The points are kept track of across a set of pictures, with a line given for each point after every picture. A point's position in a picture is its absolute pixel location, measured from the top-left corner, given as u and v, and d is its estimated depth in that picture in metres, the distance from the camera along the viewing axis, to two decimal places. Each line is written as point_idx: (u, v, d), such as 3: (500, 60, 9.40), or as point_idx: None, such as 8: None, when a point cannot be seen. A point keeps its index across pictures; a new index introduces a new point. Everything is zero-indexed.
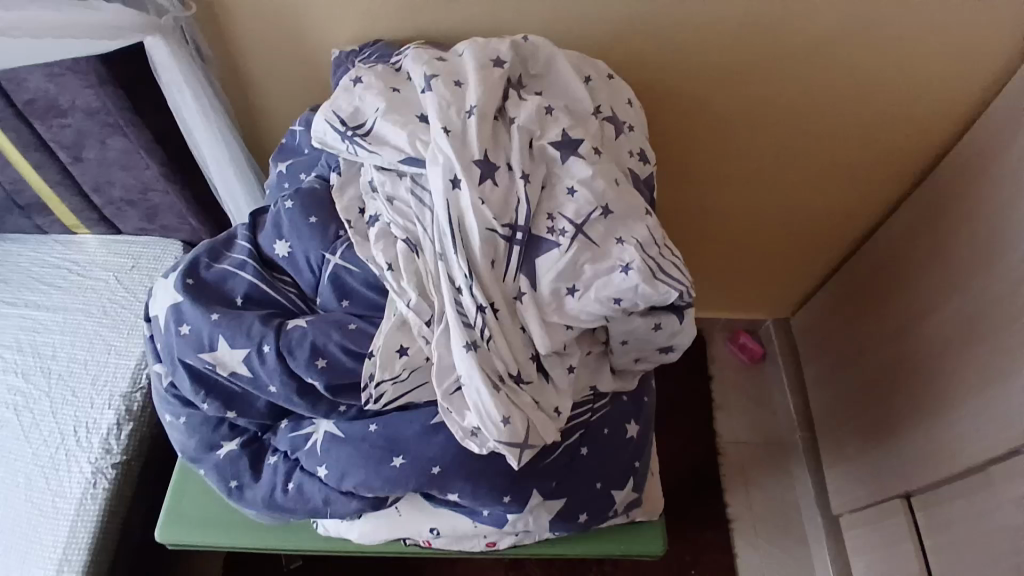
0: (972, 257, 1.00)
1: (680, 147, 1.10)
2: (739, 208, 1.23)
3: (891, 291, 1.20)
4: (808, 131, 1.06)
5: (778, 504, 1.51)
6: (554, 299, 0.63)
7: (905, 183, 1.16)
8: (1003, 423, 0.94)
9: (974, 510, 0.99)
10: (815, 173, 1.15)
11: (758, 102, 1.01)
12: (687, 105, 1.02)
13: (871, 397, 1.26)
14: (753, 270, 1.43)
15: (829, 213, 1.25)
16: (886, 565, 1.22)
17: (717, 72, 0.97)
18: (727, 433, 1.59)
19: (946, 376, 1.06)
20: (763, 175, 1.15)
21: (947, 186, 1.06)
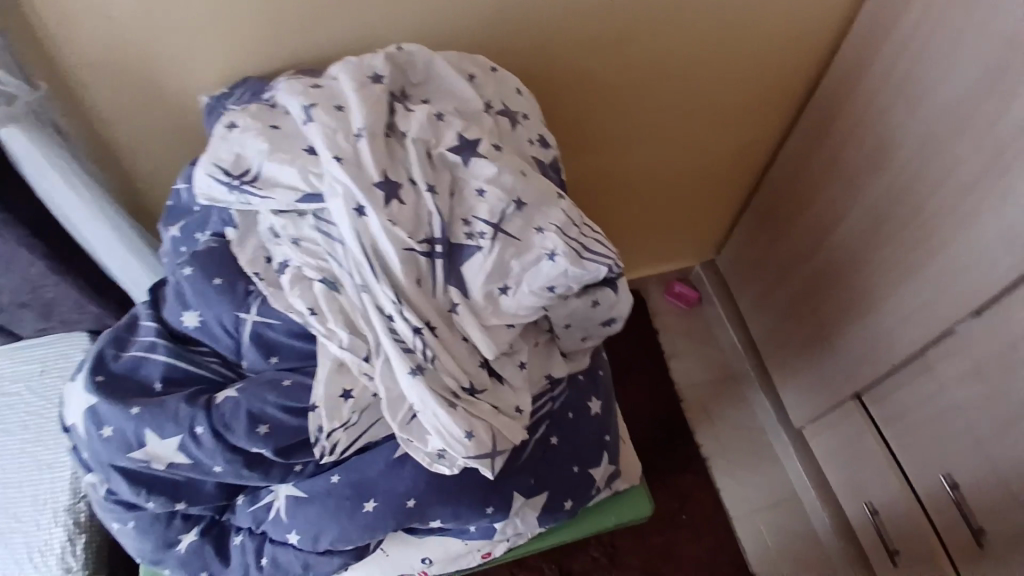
0: (865, 166, 1.07)
1: (579, 119, 1.10)
2: (646, 165, 1.26)
3: (799, 213, 1.26)
4: (697, 82, 1.10)
5: (746, 433, 1.58)
6: (489, 302, 0.62)
7: (790, 111, 1.23)
8: (925, 309, 1.02)
9: (922, 392, 1.08)
10: (709, 117, 1.18)
11: (646, 64, 1.04)
12: (577, 80, 1.03)
13: (802, 314, 1.33)
14: (672, 221, 1.47)
15: (729, 154, 1.30)
16: (850, 463, 1.30)
17: (600, 42, 0.98)
18: (684, 379, 1.65)
19: (863, 278, 1.14)
20: (663, 133, 1.19)
21: (829, 106, 1.12)
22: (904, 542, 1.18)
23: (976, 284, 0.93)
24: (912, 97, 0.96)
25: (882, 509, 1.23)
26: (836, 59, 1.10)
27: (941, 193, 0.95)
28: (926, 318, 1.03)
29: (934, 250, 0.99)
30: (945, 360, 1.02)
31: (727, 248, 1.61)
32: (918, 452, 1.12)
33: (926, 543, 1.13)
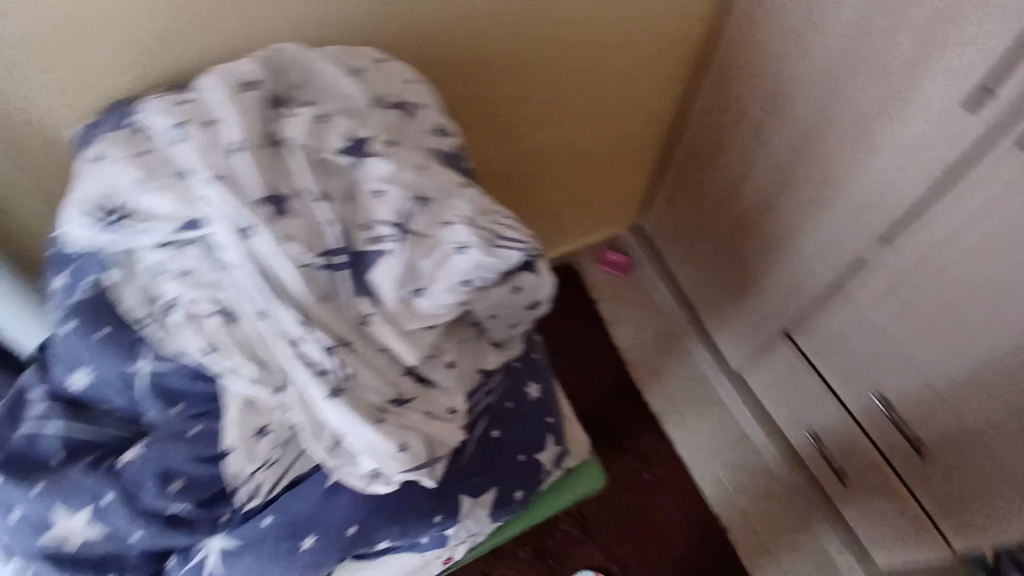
0: (767, 113, 1.10)
1: (483, 102, 1.07)
2: (558, 139, 1.24)
3: (711, 169, 1.30)
4: (597, 50, 1.08)
5: (693, 383, 1.63)
6: (404, 306, 0.59)
7: (693, 73, 1.24)
8: (837, 241, 1.07)
9: (845, 320, 1.13)
10: (613, 83, 1.18)
11: (545, 39, 1.01)
12: (476, 62, 0.99)
13: (728, 263, 1.37)
14: (593, 190, 1.47)
15: (639, 120, 1.31)
16: (791, 398, 1.36)
17: (495, 21, 0.94)
18: (627, 342, 1.69)
19: (778, 220, 1.17)
20: (575, 109, 1.18)
21: (728, 56, 1.14)
22: (848, 462, 1.25)
23: (878, 212, 0.98)
24: (802, 40, 0.98)
25: (824, 435, 1.30)
26: (729, 12, 1.11)
27: (836, 131, 0.99)
28: (838, 251, 1.07)
29: (838, 185, 1.02)
30: (861, 288, 1.07)
31: (651, 208, 1.63)
32: (848, 377, 1.18)
33: (867, 460, 1.20)
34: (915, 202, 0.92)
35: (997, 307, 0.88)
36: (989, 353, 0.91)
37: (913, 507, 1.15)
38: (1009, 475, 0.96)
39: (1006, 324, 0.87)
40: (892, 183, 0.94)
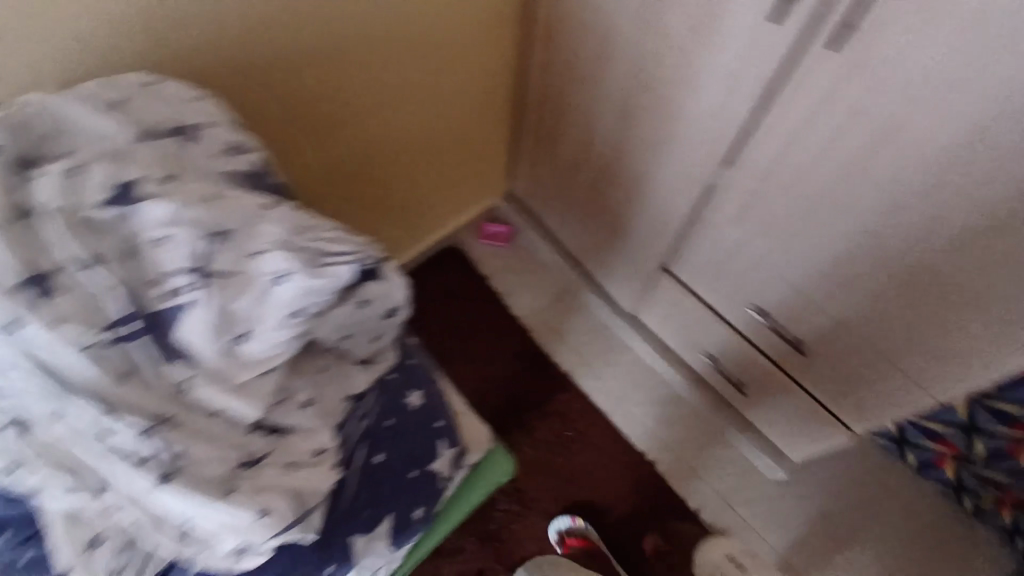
0: (597, 59, 1.10)
1: (304, 109, 0.99)
2: (398, 126, 1.19)
3: (561, 125, 1.31)
4: (413, 31, 1.02)
5: (594, 333, 1.66)
6: (231, 357, 0.54)
7: (517, 33, 1.24)
8: (685, 172, 1.10)
9: (709, 244, 1.17)
10: (440, 59, 1.12)
11: (353, 32, 0.94)
12: (283, 68, 0.91)
13: (596, 210, 1.40)
14: (448, 164, 1.44)
15: (475, 91, 1.29)
16: (683, 327, 1.41)
17: (290, 19, 0.85)
18: (522, 309, 1.70)
19: (630, 160, 1.19)
20: (408, 94, 1.14)
21: (548, 8, 1.13)
22: (744, 374, 1.32)
23: (710, 140, 1.01)
24: None
25: (718, 354, 1.36)
26: None
27: (657, 70, 1.01)
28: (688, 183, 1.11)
29: (675, 118, 1.04)
30: (715, 213, 1.11)
31: (515, 168, 1.63)
32: (725, 297, 1.23)
33: (759, 368, 1.27)
34: (738, 127, 0.95)
35: (830, 206, 0.92)
36: (835, 248, 0.97)
37: (805, 400, 1.23)
38: (874, 352, 1.03)
39: (841, 218, 0.93)
40: (715, 113, 0.97)
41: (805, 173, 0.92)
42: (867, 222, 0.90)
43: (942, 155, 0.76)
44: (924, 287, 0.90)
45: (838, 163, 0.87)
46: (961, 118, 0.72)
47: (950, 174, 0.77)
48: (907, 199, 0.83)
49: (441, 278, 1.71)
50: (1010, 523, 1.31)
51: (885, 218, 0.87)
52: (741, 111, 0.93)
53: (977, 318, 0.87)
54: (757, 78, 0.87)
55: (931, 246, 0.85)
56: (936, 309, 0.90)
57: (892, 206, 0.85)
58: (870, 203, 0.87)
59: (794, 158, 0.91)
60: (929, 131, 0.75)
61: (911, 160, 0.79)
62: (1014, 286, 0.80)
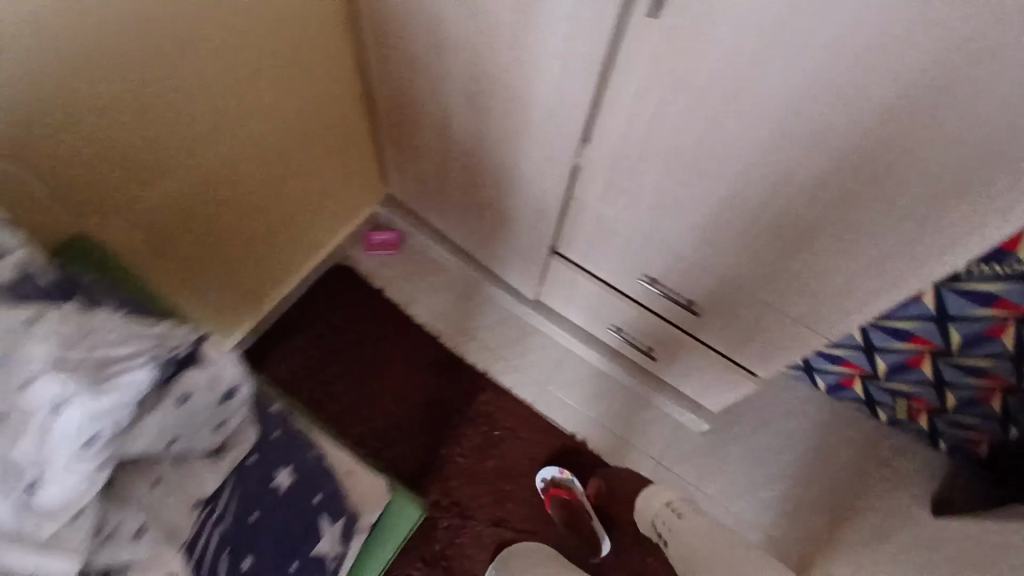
0: (433, 57, 1.03)
1: (116, 178, 0.91)
2: (235, 162, 1.12)
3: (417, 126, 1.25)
4: (219, 68, 0.94)
5: (504, 325, 1.63)
6: (22, 509, 0.46)
7: (346, 45, 1.16)
8: (548, 159, 1.06)
9: (589, 225, 1.15)
10: (260, 86, 1.05)
11: (147, 88, 0.85)
12: (73, 141, 0.81)
13: (476, 205, 1.35)
14: (310, 184, 1.37)
15: (314, 110, 1.21)
16: (585, 306, 1.40)
17: (61, 89, 0.75)
18: (427, 315, 1.65)
19: (494, 153, 1.14)
20: (234, 129, 1.06)
21: (371, 11, 1.04)
22: (650, 341, 1.32)
23: (556, 129, 0.99)
24: None
25: (621, 327, 1.35)
26: None
27: (489, 67, 0.97)
28: (551, 172, 1.08)
29: (524, 108, 1.00)
30: (585, 195, 1.08)
31: (389, 174, 1.55)
32: (615, 273, 1.22)
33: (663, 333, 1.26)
34: (577, 112, 0.93)
35: (688, 170, 0.91)
36: (702, 209, 0.96)
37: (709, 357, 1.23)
38: (761, 301, 1.04)
39: (698, 179, 0.92)
40: (551, 101, 0.94)
41: (655, 143, 0.90)
42: (728, 183, 0.89)
43: (762, 108, 0.76)
44: (787, 232, 0.90)
45: (679, 128, 0.85)
46: (767, 73, 0.72)
47: (775, 126, 0.77)
48: (748, 152, 0.83)
49: (339, 305, 1.65)
50: (926, 428, 1.38)
51: (742, 176, 0.87)
52: (574, 96, 0.91)
53: (845, 252, 0.86)
54: (579, 63, 0.85)
55: (784, 193, 0.85)
56: (805, 249, 0.90)
57: (746, 164, 0.85)
58: (720, 163, 0.87)
59: (639, 131, 0.89)
60: (746, 89, 0.75)
61: (739, 117, 0.79)
62: (863, 220, 0.81)
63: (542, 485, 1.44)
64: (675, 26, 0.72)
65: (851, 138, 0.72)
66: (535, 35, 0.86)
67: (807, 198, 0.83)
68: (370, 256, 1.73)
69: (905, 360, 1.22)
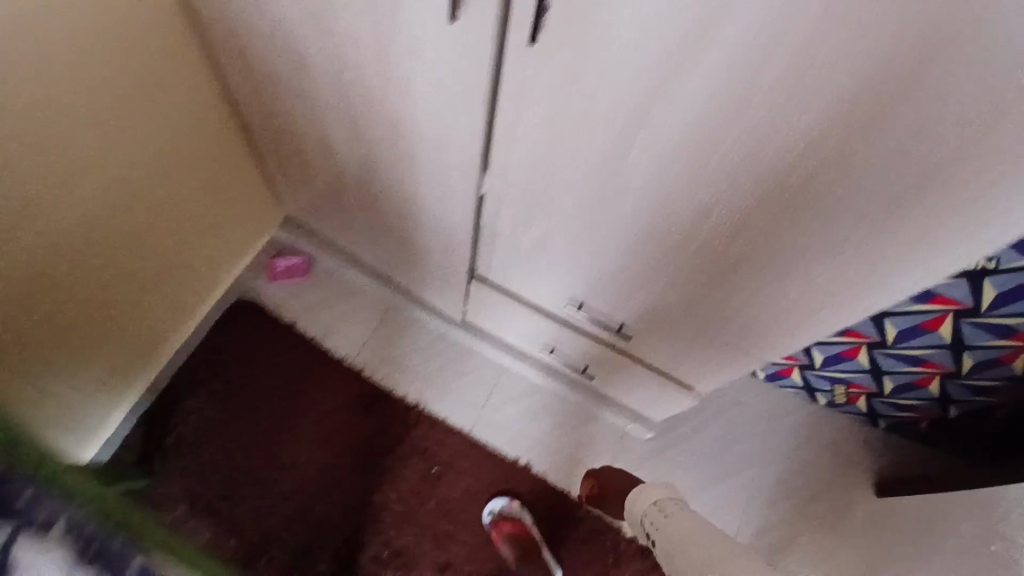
0: (302, 81, 0.89)
1: None
2: (83, 228, 0.96)
3: (300, 150, 1.10)
4: (26, 133, 0.79)
5: (432, 348, 1.51)
6: None
7: (194, 69, 0.99)
8: (447, 188, 0.93)
9: (505, 251, 1.03)
10: (94, 139, 0.89)
11: None
12: None
13: (382, 228, 1.21)
14: (189, 227, 1.21)
15: (171, 151, 1.05)
16: (512, 328, 1.29)
17: None
18: (346, 347, 1.51)
19: (391, 179, 1.01)
20: (72, 194, 0.90)
21: (221, 31, 0.89)
22: (585, 359, 1.23)
23: (449, 162, 0.87)
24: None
25: (554, 346, 1.26)
26: None
27: (363, 97, 0.84)
28: (454, 203, 0.96)
29: (409, 137, 0.87)
30: (495, 224, 0.97)
31: (285, 199, 1.39)
32: (540, 296, 1.12)
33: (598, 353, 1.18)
34: (467, 145, 0.81)
35: (600, 200, 0.81)
36: (621, 235, 0.86)
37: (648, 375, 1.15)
38: (695, 321, 0.96)
39: (612, 208, 0.81)
40: (437, 135, 0.82)
41: (561, 173, 0.79)
42: (646, 210, 0.79)
43: (668, 134, 0.66)
44: (713, 254, 0.81)
45: (583, 158, 0.74)
46: (668, 97, 0.62)
47: (685, 152, 0.68)
48: (661, 178, 0.73)
49: (247, 349, 1.51)
50: (865, 409, 1.37)
51: (663, 201, 0.76)
52: (459, 131, 0.79)
53: (780, 272, 0.78)
54: (458, 97, 0.73)
55: (705, 219, 0.76)
56: (735, 269, 0.82)
57: (665, 189, 0.74)
58: (633, 192, 0.77)
59: (539, 162, 0.79)
60: (648, 115, 0.65)
61: (645, 145, 0.69)
62: (791, 243, 0.73)
63: (488, 519, 1.38)
64: (557, 55, 0.62)
65: (772, 160, 0.64)
66: (403, 66, 0.74)
67: (731, 224, 0.75)
68: (277, 287, 1.56)
69: (841, 351, 1.18)
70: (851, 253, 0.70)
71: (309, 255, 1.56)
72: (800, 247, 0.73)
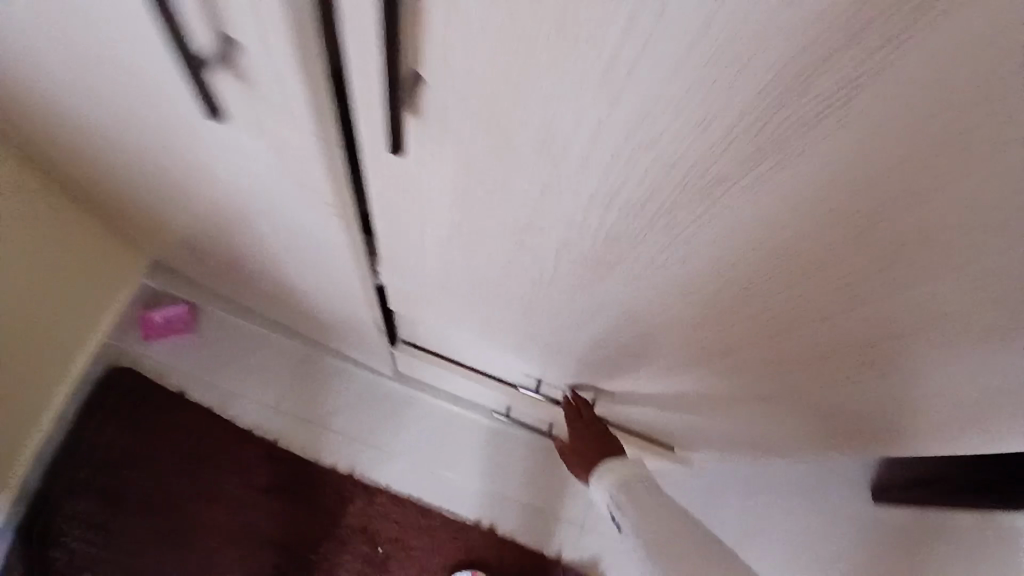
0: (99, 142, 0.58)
1: None
2: None
3: (133, 207, 0.78)
4: None
5: (363, 402, 1.25)
6: None
7: None
8: (327, 275, 0.65)
9: (430, 325, 0.77)
10: None
11: None
12: None
13: (270, 293, 0.92)
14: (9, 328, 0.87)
15: None
16: (455, 385, 1.04)
17: None
18: (255, 416, 1.23)
19: (260, 253, 0.72)
20: None
21: None
22: (547, 420, 1.00)
23: (327, 256, 0.59)
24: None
25: (508, 406, 1.02)
26: None
27: (182, 166, 0.54)
28: (346, 291, 0.68)
29: (261, 218, 0.58)
30: (410, 303, 0.71)
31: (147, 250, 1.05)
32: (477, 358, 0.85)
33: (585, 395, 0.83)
34: (345, 238, 0.53)
35: (547, 299, 0.56)
36: (581, 332, 0.61)
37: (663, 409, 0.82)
38: (687, 404, 0.73)
39: (563, 308, 0.56)
40: (299, 227, 0.54)
41: (490, 267, 0.52)
42: (625, 313, 0.53)
43: (632, 252, 0.43)
44: (713, 364, 0.58)
45: (516, 260, 0.49)
46: (626, 213, 0.38)
47: (660, 273, 0.44)
48: (632, 293, 0.49)
49: (134, 433, 1.20)
50: None
51: (645, 310, 0.51)
52: (328, 226, 0.51)
53: (807, 386, 0.55)
54: (307, 192, 0.46)
55: (698, 337, 0.52)
56: (742, 377, 0.58)
57: (652, 299, 0.48)
58: (599, 294, 0.51)
59: (454, 258, 0.53)
60: (598, 231, 0.41)
61: (601, 258, 0.45)
62: (821, 367, 0.51)
63: None
64: (455, 144, 0.37)
65: (802, 297, 0.40)
66: (219, 141, 0.44)
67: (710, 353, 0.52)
68: (159, 349, 1.25)
69: None
70: (895, 387, 0.49)
71: (196, 304, 1.23)
72: (841, 370, 0.50)
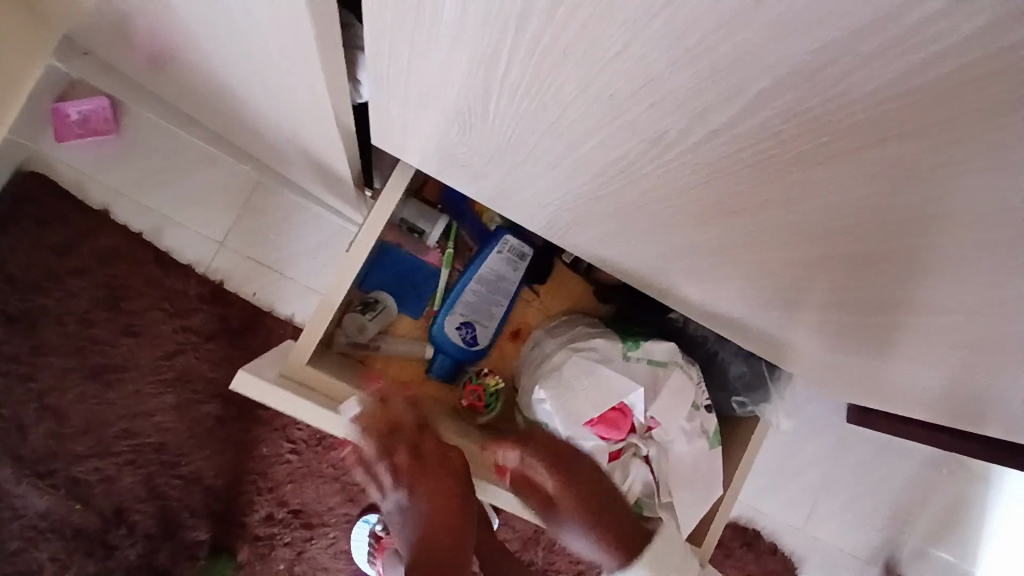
0: None
1: None
2: None
3: None
4: None
5: (326, 250, 1.05)
6: None
7: None
8: (278, 75, 0.41)
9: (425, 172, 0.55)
10: None
11: None
12: None
13: (205, 94, 0.67)
14: None
15: None
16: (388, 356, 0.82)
17: None
18: (195, 249, 1.03)
19: (175, 29, 0.47)
20: None
21: None
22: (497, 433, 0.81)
23: (282, 43, 0.35)
24: None
25: (463, 359, 0.82)
26: None
27: None
28: (316, 107, 0.44)
29: None
30: (399, 155, 0.47)
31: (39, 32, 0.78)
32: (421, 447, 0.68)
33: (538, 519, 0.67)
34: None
35: (631, 175, 0.34)
36: (653, 227, 0.41)
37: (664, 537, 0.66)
38: (751, 316, 0.56)
39: (654, 191, 0.35)
40: None
41: (561, 112, 0.30)
42: (763, 207, 0.32)
43: (880, 120, 0.22)
44: (839, 285, 0.39)
45: (616, 111, 0.28)
46: (959, 29, 0.17)
47: (908, 164, 0.23)
48: (811, 183, 0.28)
49: (46, 253, 0.98)
50: None
51: (806, 210, 0.30)
52: None
53: (855, 337, 0.49)
54: None
55: (761, 274, 0.43)
56: (867, 306, 0.41)
57: (844, 196, 0.28)
58: (743, 173, 0.29)
59: (496, 99, 0.31)
60: (844, 68, 0.20)
61: (798, 127, 0.24)
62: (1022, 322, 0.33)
63: None
64: None
65: (893, 283, 0.35)
66: None
67: (775, 284, 0.44)
68: (75, 152, 1.00)
69: None
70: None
71: (117, 99, 0.97)
72: (959, 343, 0.40)
